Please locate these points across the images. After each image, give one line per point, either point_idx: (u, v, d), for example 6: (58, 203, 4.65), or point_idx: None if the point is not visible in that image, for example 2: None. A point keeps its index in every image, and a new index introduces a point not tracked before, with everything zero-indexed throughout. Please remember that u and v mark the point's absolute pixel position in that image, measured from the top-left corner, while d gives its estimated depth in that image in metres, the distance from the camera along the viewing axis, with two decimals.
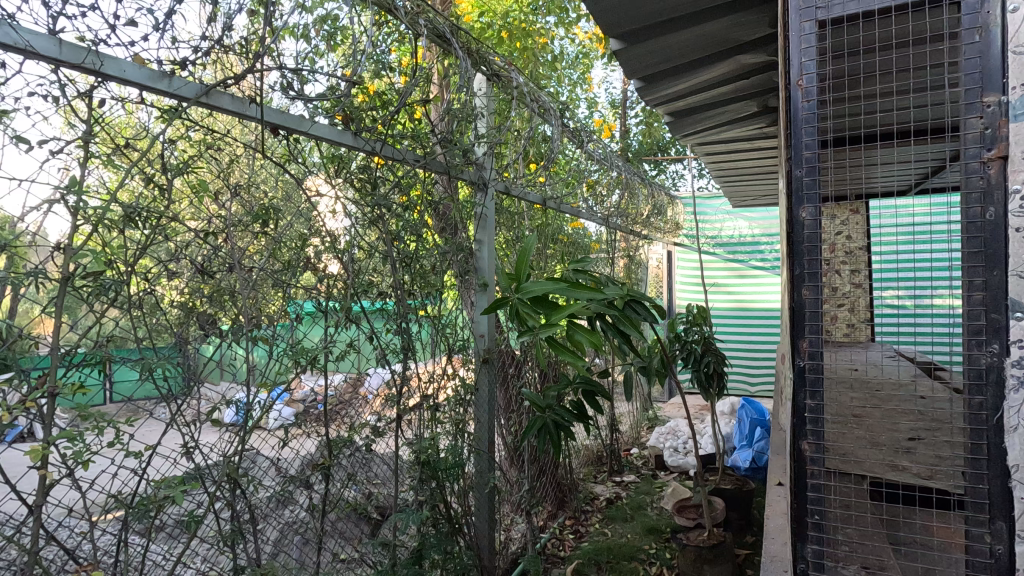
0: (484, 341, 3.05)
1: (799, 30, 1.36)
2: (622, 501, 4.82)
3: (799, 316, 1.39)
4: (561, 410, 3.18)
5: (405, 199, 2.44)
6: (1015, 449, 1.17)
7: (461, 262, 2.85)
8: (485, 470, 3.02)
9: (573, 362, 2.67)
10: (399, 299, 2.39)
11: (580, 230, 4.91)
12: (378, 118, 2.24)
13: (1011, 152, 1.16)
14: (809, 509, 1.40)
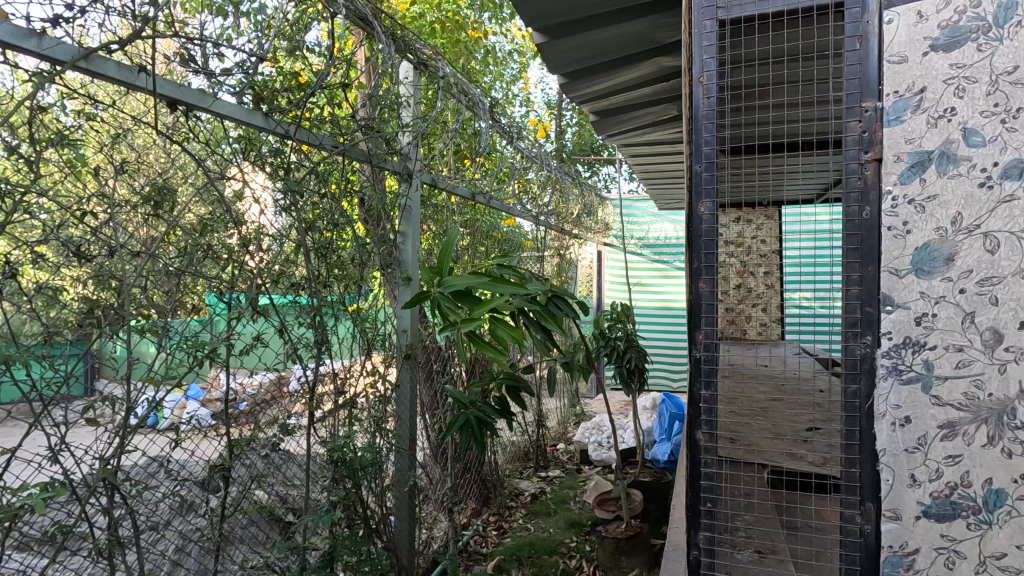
0: (407, 337, 2.96)
1: (700, 28, 1.38)
2: (547, 495, 4.86)
3: (696, 309, 1.42)
4: (484, 407, 3.11)
5: (330, 187, 2.32)
6: (883, 435, 1.25)
7: (384, 254, 2.73)
8: (406, 468, 2.93)
9: (494, 356, 2.62)
10: (312, 292, 2.21)
11: (513, 227, 4.90)
12: (294, 102, 2.07)
13: (885, 154, 1.23)
14: (702, 497, 1.44)
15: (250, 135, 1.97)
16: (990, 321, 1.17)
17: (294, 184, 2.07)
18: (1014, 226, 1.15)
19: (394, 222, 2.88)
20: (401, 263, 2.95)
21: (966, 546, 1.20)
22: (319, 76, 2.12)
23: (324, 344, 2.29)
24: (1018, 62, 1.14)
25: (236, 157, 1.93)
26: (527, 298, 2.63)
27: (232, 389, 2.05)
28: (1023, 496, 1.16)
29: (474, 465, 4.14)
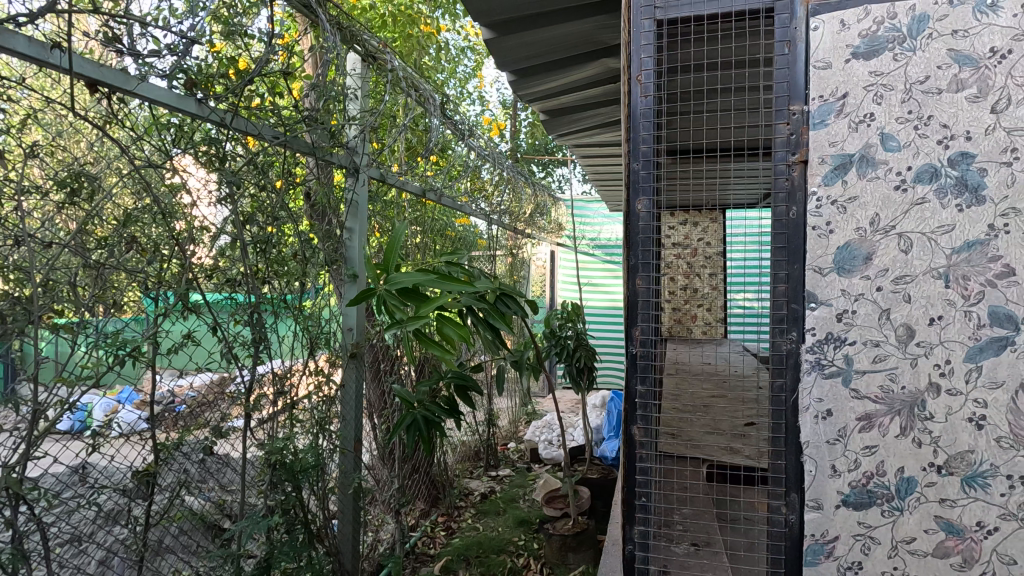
0: (352, 335, 2.83)
1: (639, 27, 1.40)
2: (496, 494, 4.85)
3: (633, 306, 1.43)
4: (431, 406, 3.05)
5: (279, 181, 2.19)
6: (807, 427, 1.29)
7: (330, 251, 2.62)
8: (350, 470, 2.84)
9: (442, 355, 2.56)
10: (251, 290, 2.03)
11: (466, 226, 4.84)
12: (232, 89, 1.85)
13: (811, 156, 1.27)
14: (637, 492, 1.46)
15: (185, 124, 1.79)
16: (904, 317, 1.23)
17: (233, 175, 1.91)
18: (925, 227, 1.21)
19: (343, 219, 2.80)
20: (348, 258, 2.86)
21: (881, 532, 1.25)
22: (261, 58, 1.91)
23: (265, 344, 2.13)
24: (929, 72, 1.21)
25: (175, 148, 1.76)
26: (475, 295, 2.59)
27: (168, 391, 1.87)
28: (931, 483, 1.22)
29: (423, 466, 4.07)
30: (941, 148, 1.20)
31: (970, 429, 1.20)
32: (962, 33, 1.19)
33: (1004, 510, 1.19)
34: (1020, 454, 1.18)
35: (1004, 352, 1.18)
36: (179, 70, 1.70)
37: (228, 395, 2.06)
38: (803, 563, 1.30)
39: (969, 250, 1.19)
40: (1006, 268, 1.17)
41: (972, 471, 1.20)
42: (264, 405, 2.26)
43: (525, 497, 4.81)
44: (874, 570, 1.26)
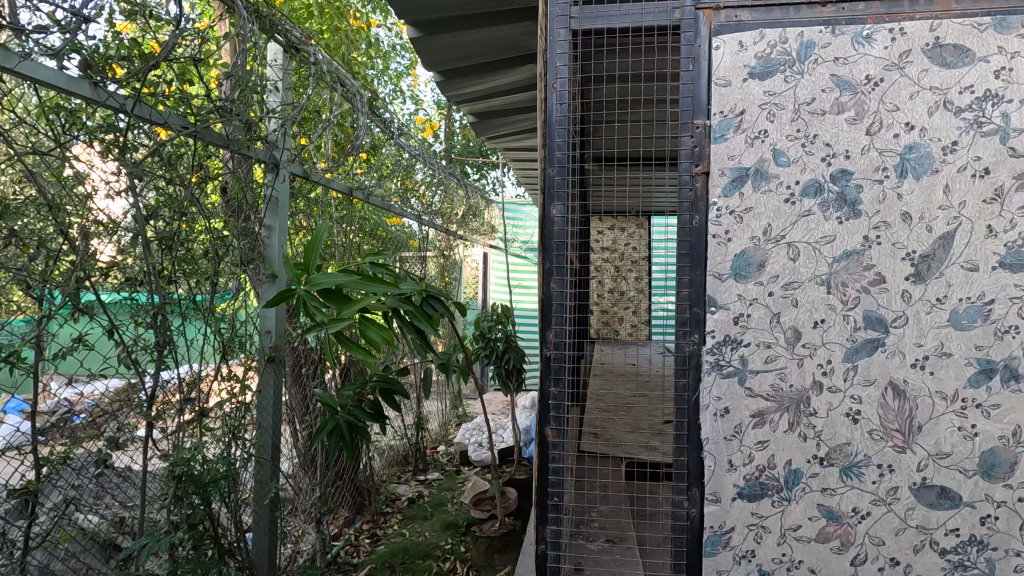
0: (271, 338, 2.49)
1: (555, 35, 1.42)
2: (424, 499, 4.73)
3: (547, 309, 1.45)
4: (356, 411, 2.92)
5: (193, 175, 1.85)
6: (707, 424, 1.36)
7: (248, 250, 2.18)
8: (266, 480, 2.46)
9: (361, 357, 2.41)
10: (156, 289, 1.69)
11: (399, 226, 4.69)
12: (136, 72, 1.53)
13: (711, 169, 1.35)
14: (549, 492, 1.47)
15: (82, 112, 1.45)
16: (792, 320, 1.32)
17: (139, 166, 1.58)
18: (811, 237, 1.31)
19: (262, 214, 2.38)
20: (269, 257, 2.46)
21: (771, 521, 1.34)
22: (172, 41, 1.60)
23: (170, 345, 1.76)
24: (815, 94, 1.31)
25: (67, 135, 1.42)
26: (401, 297, 2.51)
27: (69, 400, 1.51)
28: (815, 473, 1.32)
29: (347, 471, 3.93)
30: (825, 165, 1.31)
31: (847, 423, 1.31)
32: (843, 60, 1.30)
33: (875, 497, 1.31)
34: (888, 444, 1.30)
35: (875, 352, 1.30)
36: (73, 48, 1.39)
37: (133, 406, 1.69)
38: (702, 554, 1.37)
39: (848, 259, 1.30)
40: (878, 276, 1.29)
41: (849, 462, 1.31)
42: (175, 417, 1.87)
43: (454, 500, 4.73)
44: (765, 557, 1.35)
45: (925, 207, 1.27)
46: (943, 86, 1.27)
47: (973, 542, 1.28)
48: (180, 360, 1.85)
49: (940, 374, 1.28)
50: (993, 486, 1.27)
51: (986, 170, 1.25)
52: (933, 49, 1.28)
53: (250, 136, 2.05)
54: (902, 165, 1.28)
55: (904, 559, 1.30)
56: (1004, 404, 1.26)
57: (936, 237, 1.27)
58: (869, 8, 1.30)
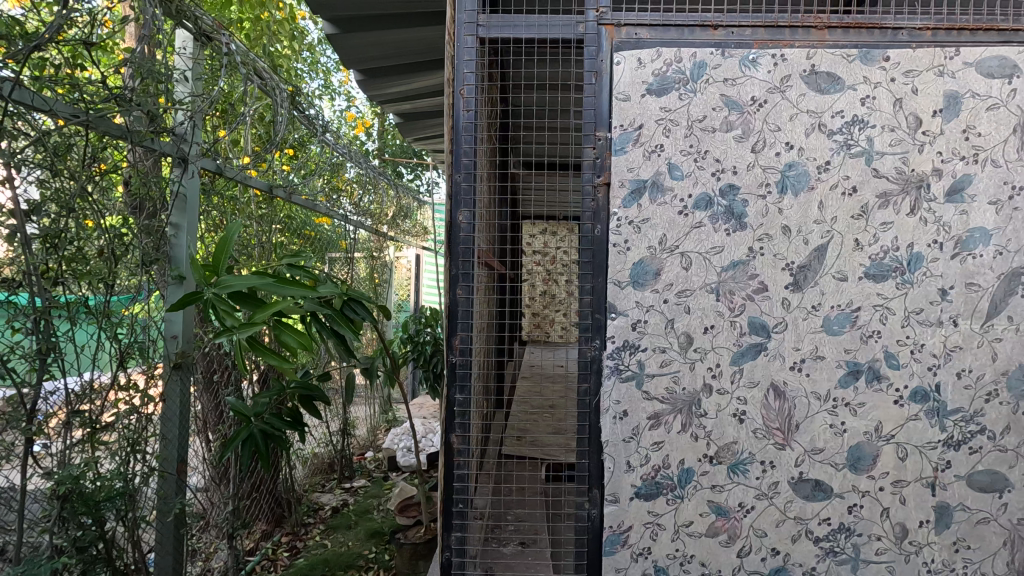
0: (177, 343, 1.95)
1: (463, 42, 1.43)
2: (350, 507, 4.46)
3: (452, 315, 1.44)
4: (272, 418, 2.53)
5: (91, 169, 1.49)
6: (606, 427, 1.41)
7: (152, 249, 1.75)
8: (171, 496, 1.92)
9: (278, 364, 2.06)
10: (41, 289, 1.35)
11: (329, 225, 4.21)
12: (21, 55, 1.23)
13: (612, 180, 1.40)
14: (455, 499, 1.46)
15: None
16: (685, 326, 1.39)
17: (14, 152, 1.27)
18: (701, 248, 1.39)
19: (171, 211, 1.92)
20: (174, 256, 1.98)
21: (665, 519, 1.40)
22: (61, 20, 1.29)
23: (55, 352, 1.41)
24: (706, 112, 1.39)
25: None
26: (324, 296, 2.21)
27: None
28: (705, 472, 1.40)
29: (266, 481, 3.69)
30: (714, 179, 1.38)
31: (734, 423, 1.39)
32: (732, 81, 1.38)
33: (759, 491, 1.39)
34: (770, 442, 1.39)
35: (759, 356, 1.39)
36: None
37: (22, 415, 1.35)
38: (602, 554, 1.41)
39: (735, 268, 1.38)
40: (761, 285, 1.38)
41: (735, 459, 1.39)
42: (67, 430, 1.48)
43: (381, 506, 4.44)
44: (660, 553, 1.41)
45: (802, 221, 1.38)
46: (818, 110, 1.38)
47: (842, 529, 1.39)
48: (68, 370, 1.46)
49: (815, 375, 1.39)
50: (859, 477, 1.38)
51: (853, 189, 1.37)
52: (810, 75, 1.38)
53: (156, 127, 1.69)
54: (783, 181, 1.38)
55: (783, 549, 1.39)
56: (869, 402, 1.38)
57: (812, 248, 1.38)
58: (755, 33, 1.39)
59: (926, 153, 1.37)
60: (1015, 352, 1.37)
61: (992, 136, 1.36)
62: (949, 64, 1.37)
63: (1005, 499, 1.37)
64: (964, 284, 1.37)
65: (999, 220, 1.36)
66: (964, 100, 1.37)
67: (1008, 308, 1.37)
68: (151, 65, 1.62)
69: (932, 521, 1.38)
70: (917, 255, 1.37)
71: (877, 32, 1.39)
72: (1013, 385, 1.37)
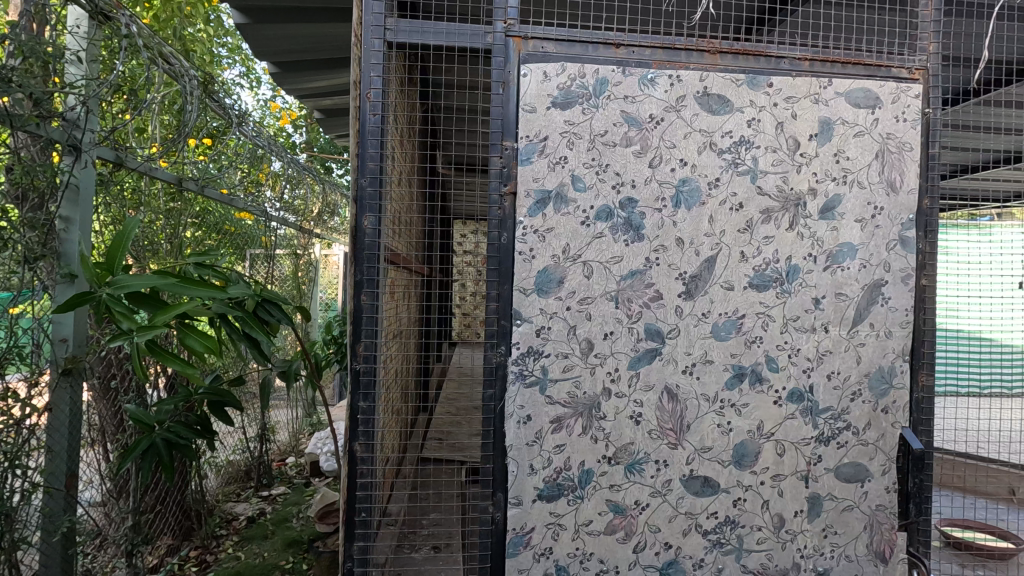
0: (68, 348, 1.70)
1: (369, 44, 1.40)
2: (267, 516, 3.73)
3: (356, 321, 1.42)
4: (179, 427, 2.11)
5: None
6: (510, 432, 1.43)
7: (38, 244, 1.58)
8: (57, 515, 1.68)
9: (183, 369, 1.80)
10: None
11: (254, 220, 3.54)
12: None
13: (518, 189, 1.42)
14: (357, 507, 1.44)
15: None
16: (586, 332, 1.44)
17: None
18: (602, 257, 1.44)
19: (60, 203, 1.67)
20: (65, 253, 1.71)
21: (566, 519, 1.45)
22: None
23: None
24: (608, 127, 1.44)
25: None
26: (235, 294, 1.97)
27: None
28: (604, 472, 1.46)
29: (174, 493, 3.04)
30: (615, 192, 1.44)
31: (631, 425, 1.46)
32: (631, 99, 1.45)
33: (653, 489, 1.47)
34: (664, 442, 1.47)
35: (654, 360, 1.46)
36: None
37: None
38: (505, 556, 1.44)
39: (633, 277, 1.45)
40: (656, 293, 1.46)
41: (632, 459, 1.46)
42: None
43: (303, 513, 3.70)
44: (561, 552, 1.45)
45: (694, 234, 1.46)
46: (709, 129, 1.47)
47: (727, 522, 1.49)
48: None
49: (705, 378, 1.48)
50: (743, 472, 1.49)
51: (740, 205, 1.47)
52: (702, 97, 1.47)
53: (42, 112, 1.52)
54: (677, 196, 1.46)
55: (675, 543, 1.48)
56: (752, 403, 1.49)
57: (702, 260, 1.47)
58: (654, 54, 1.46)
59: (803, 173, 1.49)
60: (876, 355, 1.52)
61: (859, 160, 1.51)
62: (822, 93, 1.50)
63: (866, 488, 1.52)
64: (834, 294, 1.50)
65: (864, 236, 1.51)
66: (835, 126, 1.50)
67: (870, 315, 1.51)
68: (34, 43, 1.46)
69: (806, 511, 1.51)
70: (795, 267, 1.49)
71: (762, 60, 1.50)
72: (873, 385, 1.52)
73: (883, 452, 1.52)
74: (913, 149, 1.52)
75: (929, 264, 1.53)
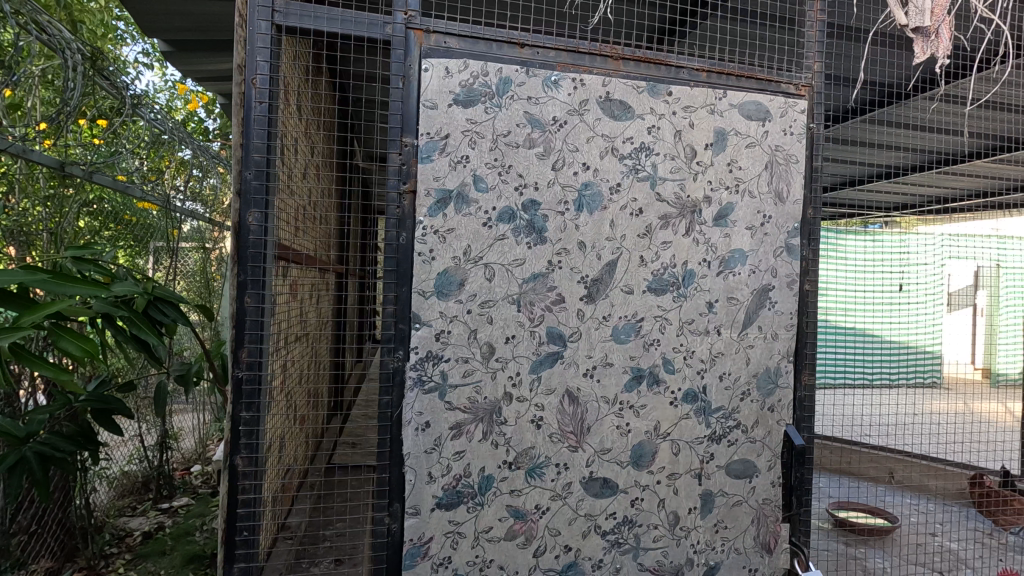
0: None
1: (256, 27, 1.30)
2: (167, 530, 3.10)
3: (239, 324, 1.32)
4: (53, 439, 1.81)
5: None
6: (408, 440, 1.38)
7: None
8: None
9: (55, 376, 1.50)
10: None
11: (158, 211, 3.11)
12: None
13: (418, 188, 1.37)
14: (238, 527, 1.33)
15: None
16: (487, 337, 1.42)
17: None
18: (504, 260, 1.42)
19: None
20: None
21: (466, 527, 1.41)
22: None
23: None
24: (511, 128, 1.42)
25: None
26: (121, 291, 1.72)
27: None
28: (504, 478, 1.44)
29: (55, 510, 2.58)
30: (517, 195, 1.42)
31: (532, 429, 1.45)
32: (535, 100, 1.44)
33: (553, 493, 1.47)
34: (564, 445, 1.47)
35: (555, 364, 1.46)
36: None
37: None
38: (401, 569, 1.38)
39: (535, 280, 1.44)
40: (558, 296, 1.46)
41: (533, 464, 1.45)
42: None
43: (209, 526, 3.10)
44: (460, 561, 1.41)
45: (595, 238, 1.47)
46: (611, 135, 1.48)
47: (625, 522, 1.51)
48: None
49: (604, 381, 1.49)
50: (640, 472, 1.52)
51: (640, 210, 1.50)
52: (605, 102, 1.48)
53: None
54: (580, 200, 1.46)
55: (575, 545, 1.48)
56: (649, 404, 1.52)
57: (604, 264, 1.48)
58: (558, 56, 1.46)
59: (699, 181, 1.54)
60: (763, 356, 1.59)
61: (750, 170, 1.58)
62: (718, 104, 1.55)
63: (754, 484, 1.60)
64: (726, 298, 1.56)
65: (754, 242, 1.58)
66: (729, 137, 1.56)
67: (758, 318, 1.59)
68: None
69: (699, 507, 1.56)
70: (690, 272, 1.53)
71: (663, 68, 1.53)
72: (761, 384, 1.59)
73: (769, 449, 1.60)
74: (799, 162, 1.61)
75: (811, 270, 1.63)
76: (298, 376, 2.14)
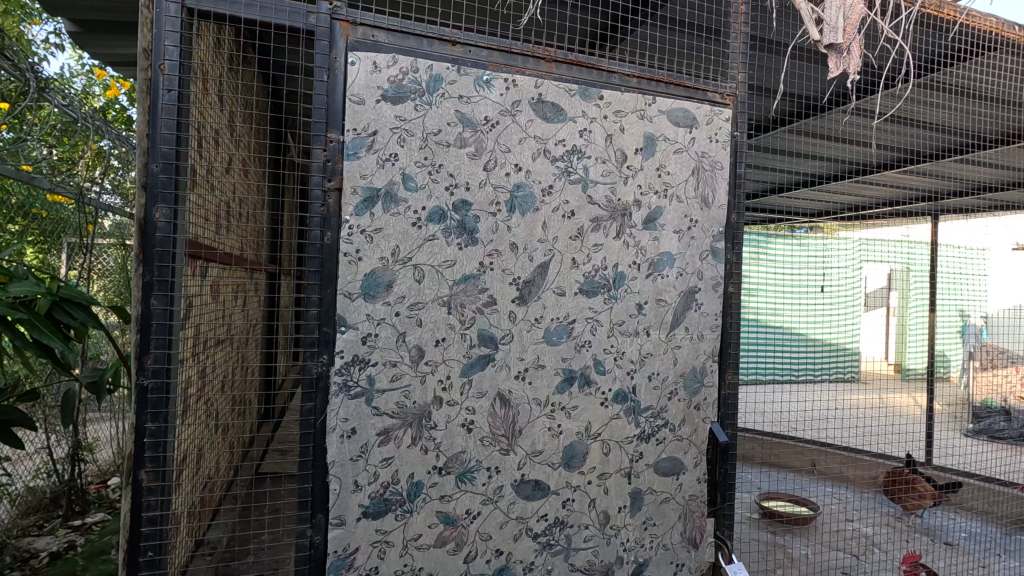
0: None
1: (163, 9, 1.22)
2: (78, 549, 2.84)
3: (144, 328, 1.22)
4: None
5: None
6: (332, 448, 1.32)
7: None
8: None
9: None
10: None
11: (71, 204, 2.85)
12: None
13: (343, 185, 1.32)
14: (142, 547, 1.22)
15: None
16: (416, 340, 1.38)
17: None
18: (434, 261, 1.39)
19: None
20: None
21: (393, 535, 1.37)
22: None
23: None
24: (441, 126, 1.39)
25: None
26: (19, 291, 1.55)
27: None
28: (434, 483, 1.40)
29: None
30: (448, 194, 1.40)
31: (462, 433, 1.43)
32: (466, 99, 1.41)
33: (484, 497, 1.45)
34: (495, 448, 1.46)
35: (486, 367, 1.44)
36: None
37: None
38: None
39: (466, 282, 1.42)
40: (490, 299, 1.44)
41: (464, 468, 1.43)
42: None
43: None
44: (388, 571, 1.37)
45: (527, 239, 1.47)
46: (544, 136, 1.48)
47: (556, 523, 1.52)
48: None
49: (536, 383, 1.49)
50: (571, 473, 1.53)
51: (572, 213, 1.51)
52: (537, 103, 1.48)
53: None
54: (512, 201, 1.45)
55: (506, 549, 1.47)
56: (580, 405, 1.53)
57: (536, 265, 1.48)
58: (490, 55, 1.44)
59: (629, 185, 1.57)
60: (690, 356, 1.64)
61: (677, 175, 1.62)
62: (647, 110, 1.59)
63: (681, 481, 1.64)
64: (655, 300, 1.60)
65: (681, 246, 1.62)
66: (658, 142, 1.60)
67: (685, 319, 1.63)
68: None
69: (628, 506, 1.58)
70: (621, 274, 1.56)
71: (595, 72, 1.54)
72: (688, 384, 1.64)
73: (695, 446, 1.65)
74: (723, 168, 1.67)
75: (735, 273, 1.70)
76: (220, 381, 2.03)
